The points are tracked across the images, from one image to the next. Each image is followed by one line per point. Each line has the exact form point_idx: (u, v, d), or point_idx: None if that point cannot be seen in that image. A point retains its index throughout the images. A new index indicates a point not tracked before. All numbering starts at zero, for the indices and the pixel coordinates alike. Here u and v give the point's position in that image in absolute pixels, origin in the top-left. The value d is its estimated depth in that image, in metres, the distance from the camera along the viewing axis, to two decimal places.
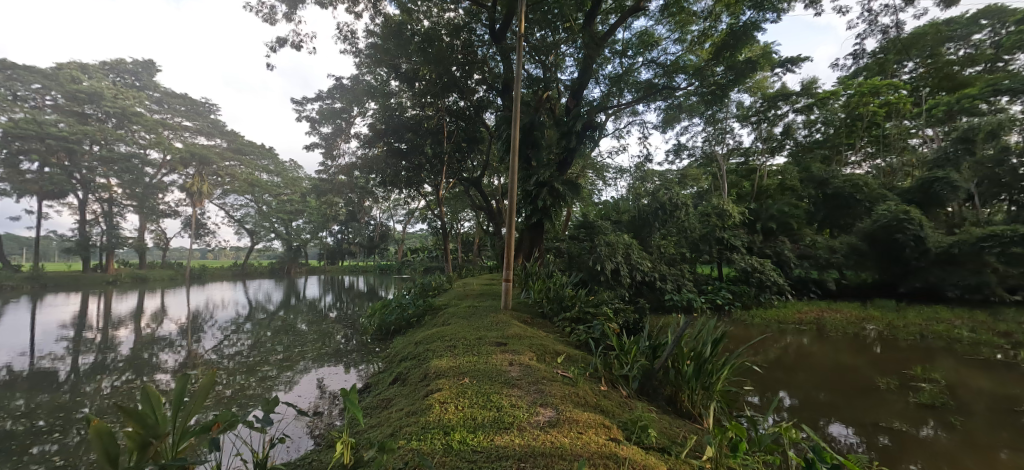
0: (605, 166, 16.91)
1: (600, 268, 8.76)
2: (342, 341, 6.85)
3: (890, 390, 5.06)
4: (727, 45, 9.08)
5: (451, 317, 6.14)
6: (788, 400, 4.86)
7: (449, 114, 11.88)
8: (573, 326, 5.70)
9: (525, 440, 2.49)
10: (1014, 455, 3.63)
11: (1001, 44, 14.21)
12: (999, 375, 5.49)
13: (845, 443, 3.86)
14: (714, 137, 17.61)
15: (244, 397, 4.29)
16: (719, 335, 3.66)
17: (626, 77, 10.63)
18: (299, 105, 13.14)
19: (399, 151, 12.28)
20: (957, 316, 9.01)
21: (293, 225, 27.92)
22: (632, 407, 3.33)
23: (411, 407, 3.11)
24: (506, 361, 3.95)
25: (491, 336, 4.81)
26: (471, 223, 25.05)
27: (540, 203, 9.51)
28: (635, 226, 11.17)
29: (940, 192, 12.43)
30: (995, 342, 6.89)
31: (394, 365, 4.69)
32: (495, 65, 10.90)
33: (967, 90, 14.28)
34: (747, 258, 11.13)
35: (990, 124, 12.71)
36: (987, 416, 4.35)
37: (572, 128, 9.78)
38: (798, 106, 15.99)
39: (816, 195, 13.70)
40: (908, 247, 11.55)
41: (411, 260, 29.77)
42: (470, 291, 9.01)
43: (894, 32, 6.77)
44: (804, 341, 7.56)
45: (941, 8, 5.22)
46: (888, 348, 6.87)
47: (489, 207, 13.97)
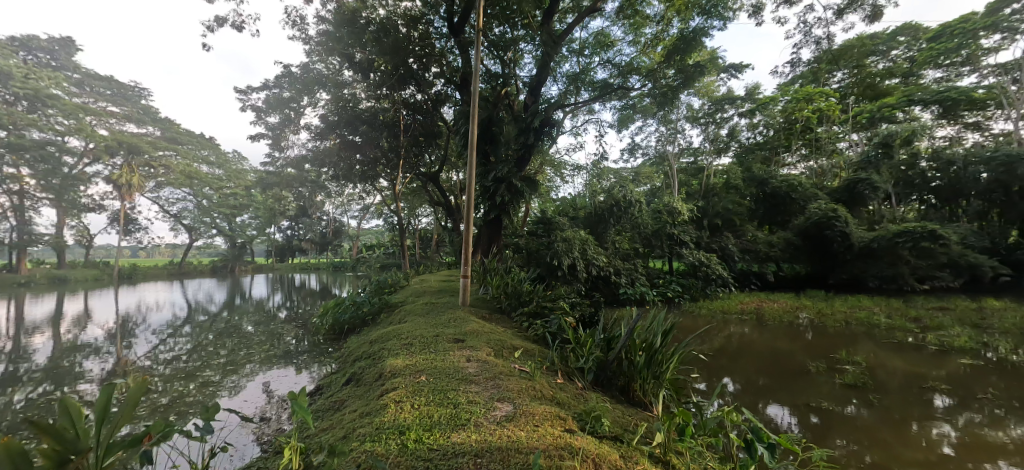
0: (563, 163, 17.16)
1: (557, 263, 8.90)
2: (292, 342, 6.55)
3: (820, 373, 5.48)
4: (677, 49, 9.43)
5: (408, 315, 6.01)
6: (731, 385, 5.15)
7: (406, 107, 11.60)
8: (531, 321, 5.76)
9: (482, 436, 2.49)
10: (923, 427, 4.03)
11: (915, 60, 15.76)
12: (910, 356, 6.10)
13: (781, 423, 4.14)
14: (667, 136, 18.32)
15: (182, 405, 4.00)
16: (668, 326, 3.79)
17: (583, 76, 10.85)
18: (243, 93, 12.34)
19: (353, 144, 11.86)
20: (876, 304, 9.96)
21: (238, 221, 26.40)
22: (587, 398, 3.40)
23: (365, 407, 3.03)
24: (464, 358, 3.92)
25: (449, 333, 4.75)
26: (430, 219, 24.73)
27: (498, 199, 9.55)
28: (591, 222, 11.44)
29: (864, 192, 13.60)
30: (907, 327, 7.64)
31: (347, 365, 4.54)
32: (453, 58, 10.72)
33: (887, 100, 15.77)
34: (695, 253, 11.66)
35: (906, 131, 14.05)
36: (900, 393, 4.81)
37: (530, 124, 9.83)
38: (742, 110, 16.98)
39: (757, 193, 14.58)
40: (836, 242, 12.58)
41: (367, 257, 29.08)
42: (428, 287, 8.88)
43: (827, 43, 7.30)
44: (745, 330, 8.04)
45: (867, 22, 5.67)
46: (818, 335, 7.44)
47: (448, 203, 13.82)
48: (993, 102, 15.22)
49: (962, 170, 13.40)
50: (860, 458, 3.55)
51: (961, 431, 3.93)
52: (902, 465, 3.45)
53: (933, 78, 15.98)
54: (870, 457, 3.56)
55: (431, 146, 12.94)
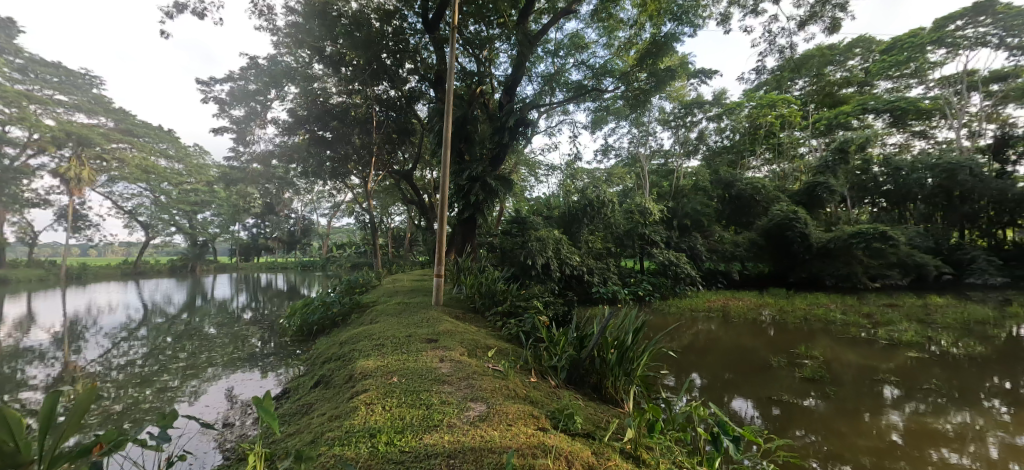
0: (538, 163, 17.22)
1: (531, 263, 8.94)
2: (257, 344, 6.30)
3: (781, 367, 5.70)
4: (649, 53, 9.57)
5: (380, 315, 5.90)
6: (698, 381, 5.30)
7: (379, 103, 11.39)
8: (505, 320, 5.75)
9: (455, 437, 2.46)
10: (875, 417, 4.25)
11: (869, 70, 16.67)
12: (862, 350, 6.44)
13: (746, 417, 4.28)
14: (639, 138, 18.70)
15: (137, 412, 3.79)
16: (639, 324, 3.86)
17: (557, 76, 10.93)
18: (206, 85, 11.79)
19: (323, 140, 11.51)
20: (833, 301, 10.47)
21: (199, 218, 25.27)
22: (560, 396, 3.42)
23: (335, 410, 2.94)
24: (437, 358, 3.87)
25: (421, 333, 4.69)
26: (403, 217, 24.42)
27: (472, 198, 9.50)
28: (564, 222, 11.58)
29: (822, 195, 14.26)
30: (860, 323, 8.06)
31: (316, 367, 4.41)
32: (427, 55, 10.56)
33: (843, 108, 16.81)
34: (665, 252, 11.92)
35: (861, 138, 14.82)
36: (854, 385, 5.06)
37: (505, 124, 9.82)
38: (711, 114, 17.51)
39: (723, 195, 15.06)
40: (796, 243, 13.14)
41: (337, 256, 28.44)
42: (401, 287, 8.71)
43: (790, 52, 7.59)
44: (712, 328, 8.28)
45: (826, 33, 5.93)
46: (780, 331, 7.75)
47: (421, 202, 13.64)
48: (938, 112, 16.29)
49: (909, 175, 14.35)
50: (819, 448, 3.69)
51: (909, 420, 4.17)
52: (857, 453, 3.62)
53: (885, 88, 16.98)
54: (827, 446, 3.72)
55: (404, 143, 12.74)
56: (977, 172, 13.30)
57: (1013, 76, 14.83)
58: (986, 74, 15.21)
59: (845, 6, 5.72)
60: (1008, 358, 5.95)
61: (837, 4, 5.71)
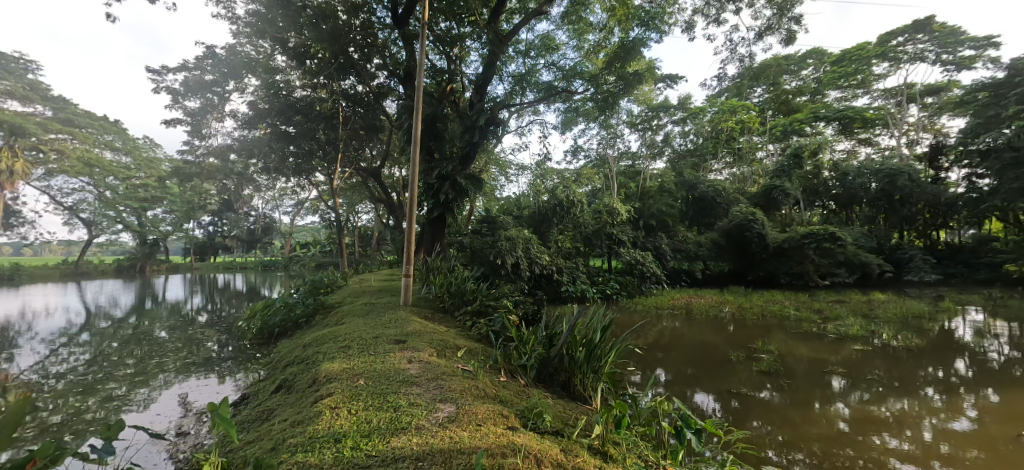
0: (508, 163, 17.24)
1: (501, 262, 8.97)
2: (213, 348, 5.99)
3: (740, 362, 5.93)
4: (618, 56, 9.75)
5: (346, 316, 5.75)
6: (663, 376, 5.44)
7: (345, 98, 11.17)
8: (474, 320, 5.70)
9: (423, 439, 2.42)
10: (825, 406, 4.49)
11: (821, 80, 17.77)
12: (814, 343, 6.80)
13: (706, 409, 4.44)
14: (607, 140, 19.09)
15: (79, 423, 3.52)
16: (607, 322, 3.92)
17: (528, 77, 10.98)
18: (157, 74, 11.07)
19: (286, 135, 11.09)
20: (787, 298, 11.01)
21: (149, 215, 23.81)
22: (529, 395, 3.43)
23: (297, 416, 2.83)
24: (405, 359, 3.80)
25: (389, 335, 4.59)
26: (370, 216, 23.98)
27: (442, 197, 9.41)
28: (534, 221, 11.69)
29: (778, 197, 14.97)
30: (811, 318, 8.53)
31: (278, 371, 4.24)
32: (397, 50, 10.39)
33: (797, 116, 17.71)
34: (632, 251, 12.18)
35: (814, 144, 15.64)
36: (807, 377, 5.32)
37: (475, 123, 9.74)
38: (676, 118, 18.08)
39: (687, 197, 15.56)
40: (754, 243, 13.73)
41: (301, 255, 27.59)
42: (368, 287, 8.51)
43: (749, 61, 7.90)
44: (676, 325, 8.53)
45: (783, 44, 6.19)
46: (739, 327, 8.07)
47: (389, 200, 13.40)
48: (881, 122, 17.48)
49: (855, 179, 15.32)
50: (773, 437, 3.87)
51: (855, 408, 4.44)
52: (809, 441, 3.81)
53: (834, 98, 18.08)
54: (781, 434, 3.90)
55: (372, 139, 12.52)
56: (915, 177, 14.42)
57: (945, 89, 16.09)
58: (922, 87, 16.44)
59: (800, 19, 6.00)
60: (941, 349, 6.44)
61: (792, 17, 5.99)
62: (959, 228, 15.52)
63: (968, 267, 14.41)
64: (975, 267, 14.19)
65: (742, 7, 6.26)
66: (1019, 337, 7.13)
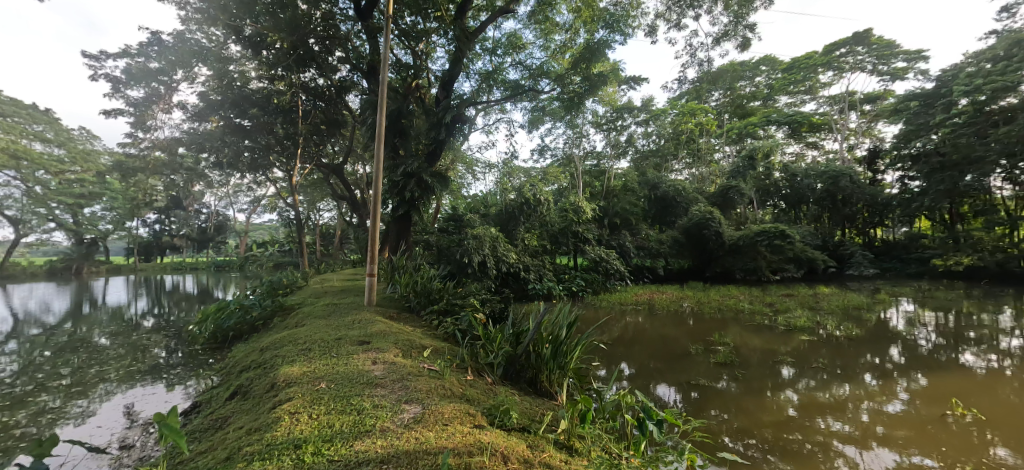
0: (475, 161, 17.17)
1: (467, 261, 8.92)
2: (160, 355, 5.63)
3: (699, 354, 6.15)
4: (584, 57, 9.88)
5: (307, 317, 5.54)
6: (626, 370, 5.57)
7: (305, 92, 10.85)
8: (440, 319, 5.63)
9: (388, 441, 2.36)
10: (776, 394, 4.73)
11: (772, 86, 18.78)
12: (766, 335, 7.16)
13: (667, 401, 4.58)
14: (573, 140, 19.37)
15: (5, 440, 3.22)
16: (573, 319, 3.96)
17: (495, 74, 10.96)
18: (95, 60, 10.27)
19: (241, 128, 10.61)
20: (742, 293, 11.54)
21: (86, 212, 22.09)
22: (496, 393, 3.41)
23: (254, 423, 2.70)
24: (369, 360, 3.70)
25: (352, 336, 4.46)
26: (332, 214, 23.29)
27: (407, 194, 9.25)
28: (501, 220, 11.70)
29: (733, 197, 15.66)
30: (763, 311, 8.98)
31: (232, 377, 4.04)
32: (360, 44, 10.15)
33: (752, 119, 18.62)
34: (596, 249, 12.41)
35: (766, 147, 16.46)
36: (760, 367, 5.58)
37: (442, 120, 9.59)
38: (639, 119, 18.55)
39: (650, 196, 16.01)
40: (712, 241, 14.29)
41: (257, 255, 26.50)
42: (330, 288, 8.23)
43: (708, 66, 8.19)
44: (639, 320, 8.76)
45: (738, 50, 6.45)
46: (698, 321, 8.38)
47: (352, 198, 13.04)
48: (826, 127, 18.65)
49: (802, 180, 16.29)
50: (729, 425, 4.04)
51: (803, 395, 4.70)
52: (762, 427, 3.99)
53: (785, 103, 19.14)
54: (736, 422, 4.07)
55: (333, 135, 12.18)
56: (855, 179, 15.52)
57: (881, 98, 17.35)
58: (862, 95, 17.65)
59: (754, 27, 6.28)
60: (877, 338, 6.93)
61: (747, 25, 6.25)
62: (894, 226, 16.77)
63: (902, 262, 15.67)
64: (908, 261, 15.47)
65: (701, 14, 6.49)
66: (943, 326, 7.78)
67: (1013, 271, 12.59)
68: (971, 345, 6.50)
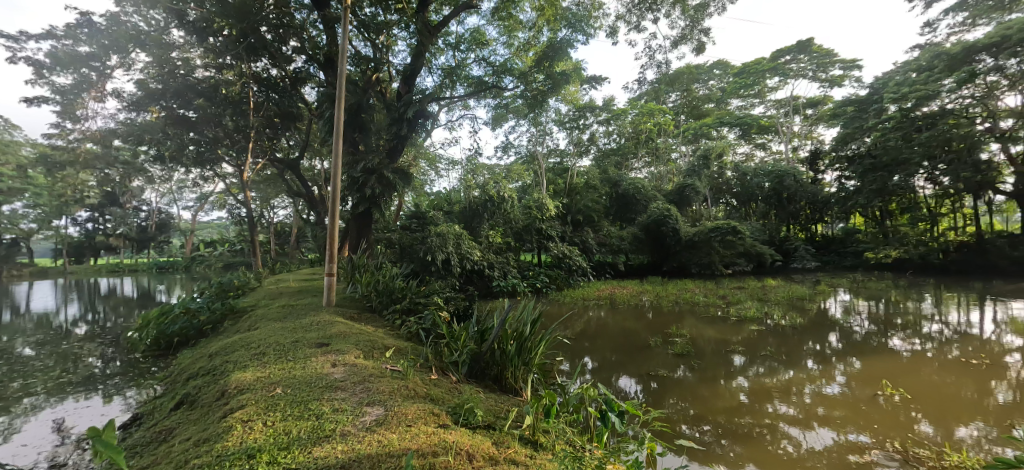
0: (438, 157, 16.96)
1: (431, 259, 8.79)
2: (95, 364, 5.18)
3: (658, 346, 6.33)
4: (547, 55, 9.95)
5: (260, 320, 5.27)
6: (589, 364, 5.67)
7: (257, 82, 10.31)
8: (403, 318, 5.50)
9: (349, 445, 2.27)
10: (729, 382, 4.94)
11: (725, 89, 19.64)
12: (719, 326, 7.48)
13: (628, 392, 4.69)
14: (536, 138, 19.52)
15: None
16: (537, 315, 3.98)
17: (458, 70, 10.84)
18: (14, 41, 9.32)
19: (186, 120, 9.95)
20: (697, 286, 12.02)
21: (4, 210, 20.03)
22: (461, 391, 3.37)
23: (202, 433, 2.53)
24: (328, 363, 3.56)
25: (310, 338, 4.28)
26: (288, 211, 22.34)
27: (368, 191, 8.97)
28: (465, 217, 11.59)
29: (689, 195, 16.26)
30: (717, 303, 9.40)
31: (178, 386, 3.77)
32: (317, 34, 9.73)
33: (706, 121, 19.41)
34: (560, 245, 12.57)
35: (719, 147, 17.20)
36: (715, 357, 5.82)
37: (403, 115, 9.36)
38: (601, 119, 18.91)
39: (611, 193, 16.35)
40: (669, 237, 14.79)
41: (205, 255, 25.04)
42: (285, 288, 7.86)
43: (666, 67, 8.41)
44: (601, 315, 8.93)
45: (695, 53, 6.66)
46: (657, 314, 8.65)
47: (310, 195, 12.54)
48: (773, 129, 19.73)
49: (752, 179, 17.16)
50: (686, 412, 4.19)
51: (753, 381, 4.94)
52: (717, 413, 4.17)
53: (736, 106, 20.10)
54: (692, 410, 4.23)
55: (288, 129, 11.65)
56: (799, 179, 16.50)
57: (822, 103, 18.52)
58: (805, 100, 18.81)
59: (708, 32, 6.50)
60: (819, 326, 7.41)
61: (702, 29, 6.47)
62: (833, 223, 17.97)
63: (839, 255, 16.83)
64: (844, 255, 16.66)
65: (659, 17, 6.65)
66: (875, 313, 8.43)
67: (932, 262, 14.10)
68: (898, 331, 7.07)
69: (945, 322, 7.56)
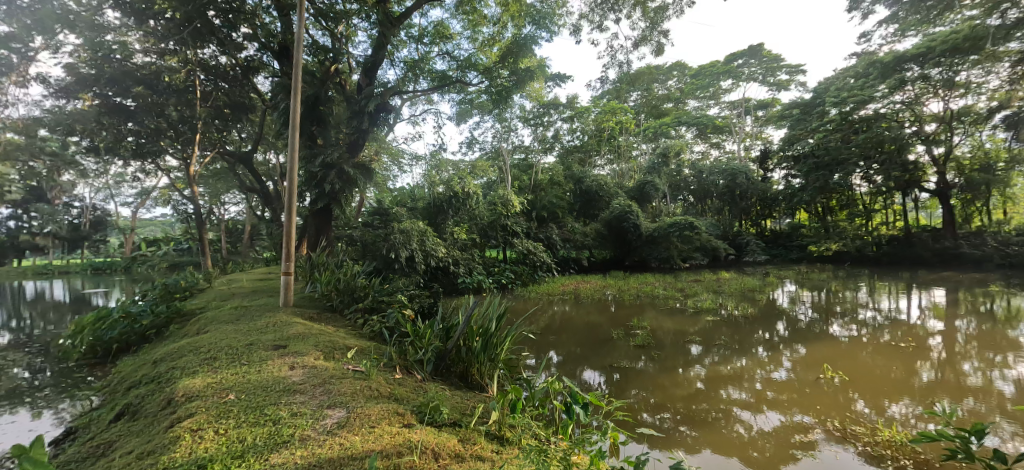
0: (401, 152, 16.61)
1: (394, 256, 8.61)
2: (20, 376, 4.72)
3: (620, 339, 6.48)
4: (512, 51, 9.96)
5: (211, 322, 4.98)
6: (554, 357, 5.74)
7: (204, 70, 9.70)
8: (366, 317, 5.37)
9: (308, 450, 2.18)
10: (688, 370, 5.13)
11: (683, 90, 20.32)
12: (678, 317, 7.76)
13: (593, 384, 4.78)
14: (501, 134, 19.48)
15: None
16: (502, 311, 3.98)
17: (421, 64, 10.64)
18: None
19: (123, 109, 9.25)
20: (657, 280, 12.41)
21: None
22: (426, 389, 3.31)
23: (145, 445, 2.36)
24: (286, 366, 3.42)
25: (266, 340, 4.08)
26: (239, 207, 21.21)
27: (327, 187, 8.66)
28: (429, 213, 11.42)
29: (650, 192, 16.69)
30: (676, 296, 9.75)
31: (118, 396, 3.50)
32: (271, 21, 9.26)
33: (665, 120, 20.01)
34: (524, 241, 12.64)
35: (677, 146, 17.78)
36: (674, 347, 6.02)
37: (364, 108, 9.08)
38: (564, 116, 19.15)
39: (575, 190, 16.58)
40: (631, 233, 15.19)
41: (147, 255, 23.39)
42: (238, 289, 7.47)
43: (627, 67, 8.59)
44: (565, 309, 9.07)
45: (654, 54, 6.82)
46: (619, 308, 8.87)
47: (264, 190, 11.98)
48: (727, 130, 20.63)
49: (707, 177, 17.88)
50: (647, 401, 4.32)
51: (709, 369, 5.15)
52: (676, 401, 4.32)
53: (693, 106, 20.86)
54: (653, 398, 4.36)
55: (239, 120, 11.07)
56: (750, 177, 17.33)
57: (771, 105, 19.54)
58: (756, 102, 19.80)
59: (667, 34, 6.67)
60: (767, 315, 7.85)
61: (662, 31, 6.63)
62: (780, 218, 19.01)
63: (786, 249, 17.85)
64: (790, 248, 17.69)
65: (621, 18, 6.77)
66: (818, 303, 9.01)
67: (867, 255, 15.28)
68: (838, 318, 7.60)
69: (878, 309, 8.20)
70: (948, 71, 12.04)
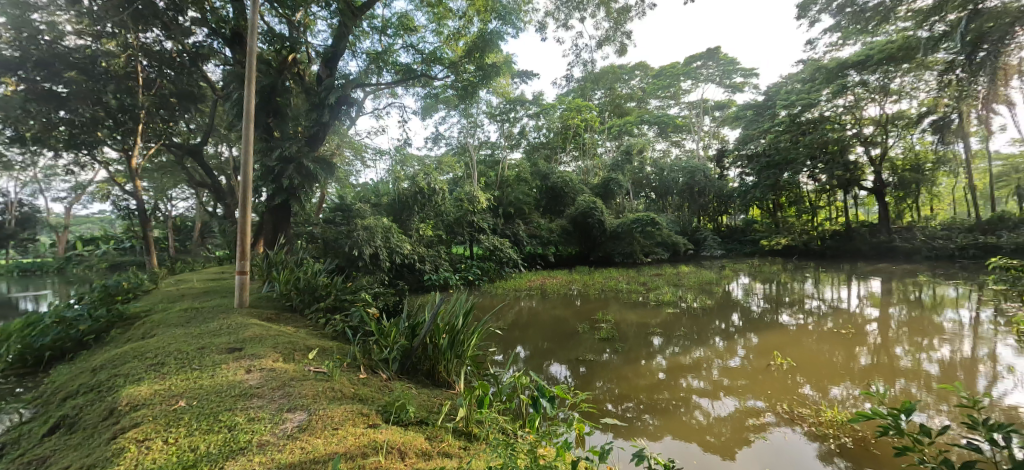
0: (364, 146, 16.18)
1: (358, 253, 8.38)
2: None
3: (586, 332, 6.58)
4: (477, 47, 9.81)
5: (159, 326, 4.68)
6: (522, 352, 5.79)
7: (147, 56, 9.08)
8: (328, 316, 5.20)
9: (267, 456, 2.10)
10: (651, 362, 5.27)
11: (645, 89, 20.83)
12: (640, 310, 7.99)
13: (559, 377, 4.85)
14: (467, 129, 19.31)
15: None
16: (469, 307, 3.96)
17: (384, 56, 10.33)
18: None
19: (53, 96, 8.33)
20: (621, 274, 12.73)
21: None
22: (392, 389, 3.25)
23: (84, 459, 2.19)
24: (242, 369, 3.26)
25: (220, 343, 3.88)
26: (188, 203, 19.95)
27: (285, 182, 8.36)
28: (393, 210, 11.03)
29: (614, 188, 17.02)
30: (638, 289, 10.03)
31: (52, 408, 3.21)
32: (220, 5, 8.77)
33: (629, 118, 20.44)
34: (491, 238, 12.64)
35: (640, 144, 18.17)
36: (638, 340, 6.17)
37: (324, 100, 8.75)
38: (530, 113, 19.22)
39: (541, 185, 16.69)
40: (595, 228, 15.48)
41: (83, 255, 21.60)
42: (188, 289, 7.08)
43: (591, 65, 8.67)
44: (532, 304, 9.14)
45: (617, 54, 6.95)
46: (584, 302, 9.03)
47: (216, 185, 11.35)
48: (686, 129, 21.35)
49: (668, 174, 18.47)
50: (612, 392, 4.42)
51: (670, 360, 5.33)
52: (640, 391, 4.43)
53: (654, 105, 21.43)
54: (617, 389, 4.48)
55: (187, 110, 10.45)
56: (708, 175, 18.04)
57: (727, 106, 20.38)
58: (713, 102, 20.59)
59: (630, 35, 6.79)
60: (723, 306, 8.23)
61: (625, 32, 6.75)
62: (735, 214, 19.91)
63: (740, 243, 18.71)
64: (744, 242, 18.56)
65: (585, 17, 6.82)
66: (769, 294, 9.51)
67: (813, 248, 16.25)
68: (787, 307, 8.07)
69: (822, 298, 8.75)
70: (883, 78, 12.96)
